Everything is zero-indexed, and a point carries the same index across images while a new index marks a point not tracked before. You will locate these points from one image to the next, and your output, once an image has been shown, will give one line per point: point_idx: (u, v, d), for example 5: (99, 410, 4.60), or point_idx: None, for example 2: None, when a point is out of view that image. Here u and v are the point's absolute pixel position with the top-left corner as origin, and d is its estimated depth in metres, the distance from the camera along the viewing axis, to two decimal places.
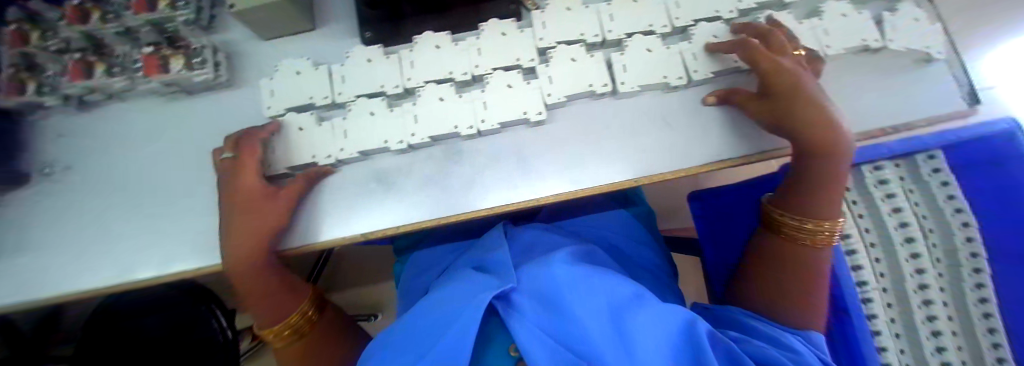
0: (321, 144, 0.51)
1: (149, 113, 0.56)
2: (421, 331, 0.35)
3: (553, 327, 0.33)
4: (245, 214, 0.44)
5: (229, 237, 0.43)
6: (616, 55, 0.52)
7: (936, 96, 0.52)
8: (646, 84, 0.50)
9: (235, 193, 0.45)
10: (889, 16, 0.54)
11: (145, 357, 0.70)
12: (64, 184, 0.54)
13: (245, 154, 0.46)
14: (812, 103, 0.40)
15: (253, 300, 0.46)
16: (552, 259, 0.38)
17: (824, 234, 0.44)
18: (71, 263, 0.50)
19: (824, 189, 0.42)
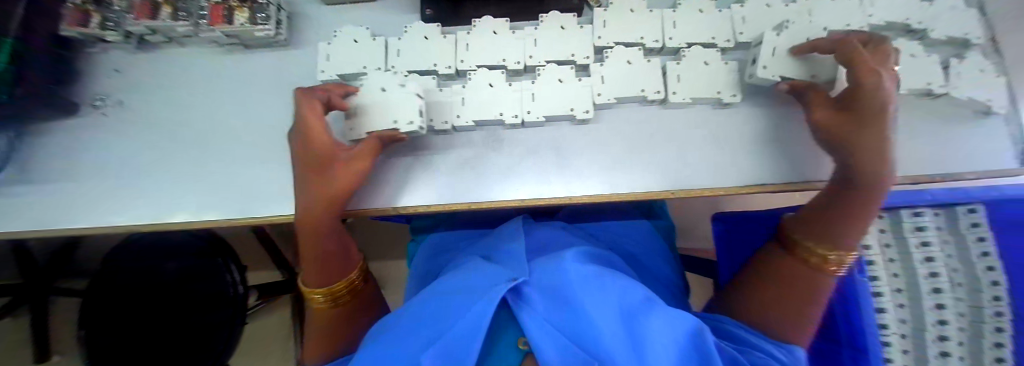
0: (404, 109, 0.47)
1: (203, 61, 0.57)
2: (429, 315, 0.35)
3: (560, 322, 0.33)
4: (323, 174, 0.42)
5: (304, 195, 0.43)
6: (672, 63, 0.52)
7: (995, 150, 0.50)
8: (700, 98, 0.50)
9: (311, 149, 0.42)
10: (956, 63, 0.52)
11: (156, 299, 0.71)
12: (112, 119, 0.55)
13: (307, 112, 0.42)
14: (881, 123, 0.36)
15: (310, 259, 0.45)
16: (564, 256, 0.39)
17: (835, 261, 0.40)
18: (109, 196, 0.51)
19: (853, 212, 0.38)
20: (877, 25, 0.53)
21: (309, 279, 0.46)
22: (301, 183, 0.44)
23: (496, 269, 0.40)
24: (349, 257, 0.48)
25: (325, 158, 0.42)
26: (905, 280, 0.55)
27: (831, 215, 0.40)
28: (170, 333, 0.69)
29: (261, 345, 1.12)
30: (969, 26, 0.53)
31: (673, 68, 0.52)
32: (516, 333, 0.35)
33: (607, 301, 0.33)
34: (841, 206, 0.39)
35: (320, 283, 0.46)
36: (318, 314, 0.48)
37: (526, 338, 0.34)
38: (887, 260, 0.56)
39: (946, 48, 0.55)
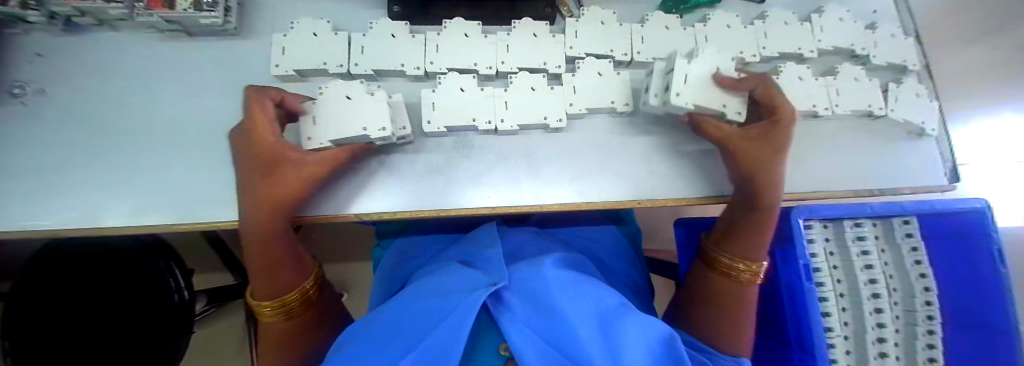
0: (372, 115, 0.44)
1: (145, 50, 0.52)
2: (406, 323, 0.33)
3: (540, 324, 0.31)
4: (271, 177, 0.39)
5: (247, 203, 0.39)
6: (683, 62, 0.46)
7: (926, 170, 0.55)
8: (701, 107, 0.47)
9: (256, 151, 0.39)
10: (895, 88, 0.56)
11: (82, 307, 0.64)
12: (33, 108, 0.49)
13: (254, 110, 0.39)
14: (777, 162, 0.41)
15: (257, 266, 0.41)
16: (544, 263, 0.38)
17: (747, 273, 0.44)
18: (27, 196, 0.46)
19: (763, 230, 0.43)
20: (825, 50, 0.56)
21: (257, 289, 0.42)
22: (245, 187, 0.39)
23: (475, 273, 0.39)
24: (303, 264, 0.44)
25: (274, 159, 0.39)
26: (847, 285, 0.53)
27: (739, 234, 0.44)
28: (106, 342, 0.63)
29: (211, 352, 1.04)
30: (906, 54, 0.58)
31: (682, 67, 0.47)
32: (497, 339, 0.34)
33: (584, 307, 0.33)
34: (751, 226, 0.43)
35: (275, 292, 0.41)
36: (269, 326, 0.43)
37: (506, 344, 0.33)
38: (831, 267, 0.54)
39: (887, 72, 0.59)
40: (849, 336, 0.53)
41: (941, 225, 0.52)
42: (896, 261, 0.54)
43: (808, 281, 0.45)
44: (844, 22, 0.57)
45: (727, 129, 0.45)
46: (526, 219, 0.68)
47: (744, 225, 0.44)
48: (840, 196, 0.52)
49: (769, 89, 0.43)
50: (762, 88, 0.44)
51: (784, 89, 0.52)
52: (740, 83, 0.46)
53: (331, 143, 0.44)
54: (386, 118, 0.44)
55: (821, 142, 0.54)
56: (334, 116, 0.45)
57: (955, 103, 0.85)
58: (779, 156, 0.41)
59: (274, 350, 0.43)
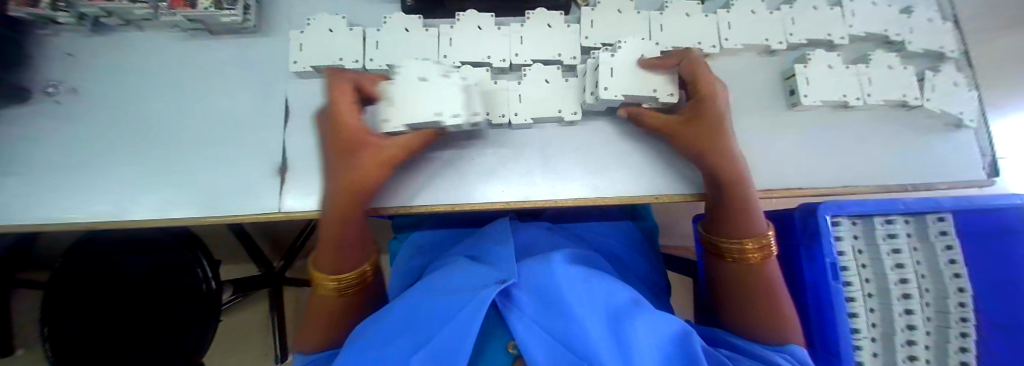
0: (447, 101, 0.42)
1: (168, 49, 0.53)
2: (417, 319, 0.33)
3: (550, 323, 0.31)
4: (352, 158, 0.40)
5: (333, 182, 0.41)
6: (606, 55, 0.46)
7: (962, 163, 0.52)
8: (632, 96, 0.45)
9: (341, 134, 0.41)
10: (931, 76, 0.53)
11: (116, 296, 0.67)
12: (66, 107, 0.51)
13: (339, 93, 0.41)
14: (715, 135, 0.41)
15: (325, 242, 0.41)
16: (552, 258, 0.38)
17: (748, 251, 0.41)
18: (65, 191, 0.48)
19: (738, 204, 0.41)
20: (856, 36, 0.53)
21: (319, 265, 0.42)
22: (331, 168, 0.42)
23: (484, 270, 0.39)
24: (367, 251, 0.44)
25: (357, 142, 0.40)
26: (875, 284, 0.51)
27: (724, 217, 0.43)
28: (138, 331, 0.66)
29: (238, 340, 1.09)
30: (944, 40, 0.55)
31: (608, 61, 0.46)
32: (506, 337, 0.34)
33: (594, 304, 0.33)
34: (726, 204, 0.43)
35: (337, 270, 0.41)
36: (317, 306, 0.42)
37: (515, 342, 0.33)
38: (859, 266, 0.51)
39: (923, 60, 0.56)
40: (876, 338, 0.51)
41: (979, 222, 0.50)
42: (929, 259, 0.51)
43: (836, 282, 0.44)
44: (876, 7, 0.54)
45: (662, 118, 0.45)
46: (539, 214, 0.68)
47: (718, 206, 0.43)
48: (869, 191, 0.50)
49: (693, 67, 0.43)
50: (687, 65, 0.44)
51: (813, 77, 0.49)
52: (663, 63, 0.45)
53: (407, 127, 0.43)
54: (459, 105, 0.42)
55: (850, 134, 0.51)
56: (409, 99, 0.42)
57: (996, 90, 0.80)
58: (715, 133, 0.41)
59: (318, 331, 0.42)
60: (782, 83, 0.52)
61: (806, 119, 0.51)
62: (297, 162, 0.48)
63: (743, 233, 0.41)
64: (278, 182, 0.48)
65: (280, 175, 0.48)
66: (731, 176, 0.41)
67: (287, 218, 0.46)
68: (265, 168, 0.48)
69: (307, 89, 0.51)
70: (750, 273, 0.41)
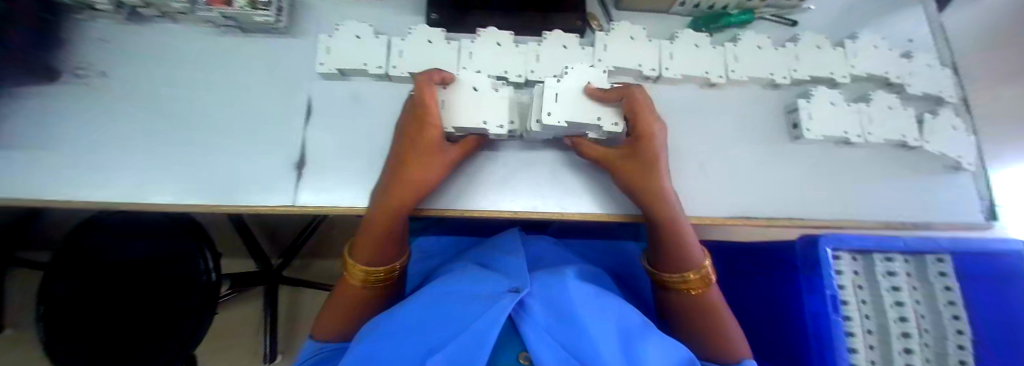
0: (494, 111, 0.47)
1: (200, 42, 0.56)
2: (434, 321, 0.35)
3: (562, 335, 0.33)
4: (420, 156, 0.43)
5: (394, 180, 0.43)
6: (552, 81, 0.47)
7: (960, 204, 0.54)
8: (575, 122, 0.46)
9: (420, 138, 0.43)
10: (930, 118, 0.55)
11: (116, 277, 0.68)
12: (95, 89, 0.53)
13: (424, 91, 0.42)
14: (650, 180, 0.43)
15: (370, 235, 0.44)
16: (566, 274, 0.40)
17: (689, 281, 0.43)
18: (87, 170, 0.50)
19: (676, 240, 0.43)
20: (859, 76, 0.55)
21: (359, 252, 0.44)
22: (393, 166, 0.44)
23: (497, 280, 0.40)
24: (404, 245, 0.47)
25: (430, 146, 0.43)
26: (876, 321, 0.51)
27: (662, 252, 0.44)
28: (132, 317, 0.66)
29: (227, 336, 1.07)
30: (943, 85, 0.57)
31: (554, 86, 0.48)
32: (517, 348, 0.35)
33: (606, 323, 0.34)
34: (663, 240, 0.44)
35: (374, 260, 0.44)
36: (344, 291, 0.46)
37: (526, 353, 0.34)
38: (859, 302, 0.51)
39: (922, 102, 0.58)
40: None
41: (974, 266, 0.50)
42: (928, 298, 0.51)
43: (835, 313, 0.44)
44: (878, 50, 0.56)
45: (605, 150, 0.46)
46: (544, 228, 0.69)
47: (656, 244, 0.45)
48: (868, 226, 0.51)
49: (632, 102, 0.43)
50: (624, 97, 0.44)
51: (816, 112, 0.51)
52: (603, 94, 0.46)
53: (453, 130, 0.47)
54: (505, 117, 0.47)
55: (851, 170, 0.53)
56: (463, 105, 0.47)
57: None
58: (649, 170, 0.43)
59: (338, 316, 0.45)
60: (785, 116, 0.54)
61: (808, 151, 0.53)
62: (314, 158, 0.50)
63: (685, 267, 0.43)
64: (294, 176, 0.49)
65: (297, 169, 0.49)
66: (663, 211, 0.43)
67: (300, 211, 0.47)
68: (283, 161, 0.50)
69: (330, 90, 0.53)
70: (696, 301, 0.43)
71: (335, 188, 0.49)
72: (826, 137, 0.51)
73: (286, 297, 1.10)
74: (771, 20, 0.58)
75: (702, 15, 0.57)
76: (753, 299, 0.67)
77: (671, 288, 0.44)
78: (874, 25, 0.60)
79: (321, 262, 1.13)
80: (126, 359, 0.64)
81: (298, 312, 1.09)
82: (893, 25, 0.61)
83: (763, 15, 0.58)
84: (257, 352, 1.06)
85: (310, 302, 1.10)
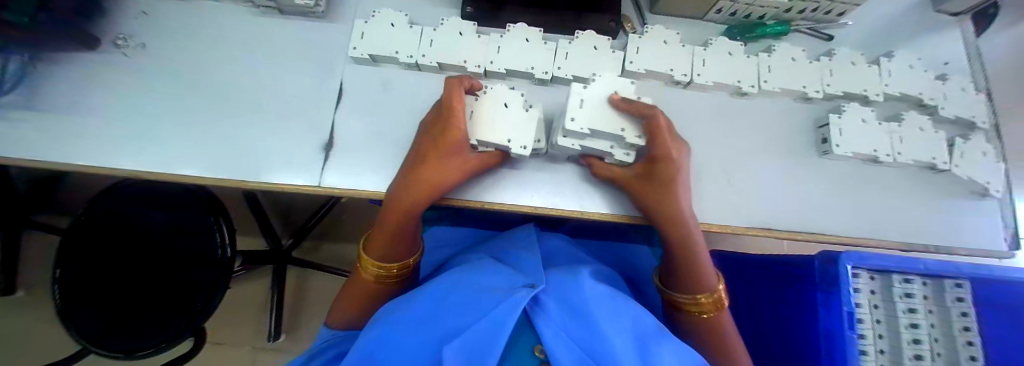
0: (519, 130, 0.46)
1: (237, 20, 0.57)
2: (453, 307, 0.36)
3: (577, 335, 0.33)
4: (440, 159, 0.42)
5: (410, 183, 0.43)
6: (578, 86, 0.45)
7: (984, 231, 0.53)
8: (599, 130, 0.43)
9: (438, 144, 0.42)
10: (962, 142, 0.54)
11: (136, 245, 0.70)
12: (133, 60, 0.54)
13: (453, 95, 0.41)
14: (666, 204, 0.42)
15: (384, 234, 0.44)
16: (580, 273, 0.40)
17: (701, 305, 0.43)
18: (121, 138, 0.51)
19: (688, 264, 0.43)
20: (891, 95, 0.55)
21: (373, 247, 0.45)
22: (410, 170, 0.43)
23: (512, 273, 0.41)
24: (417, 241, 0.48)
25: (450, 151, 0.43)
26: (888, 341, 0.49)
27: (673, 274, 0.45)
28: (150, 286, 0.68)
29: (232, 313, 1.09)
30: (976, 110, 0.56)
31: (579, 91, 0.45)
32: (532, 340, 0.36)
33: (620, 324, 0.34)
34: (675, 263, 0.44)
35: (386, 256, 0.45)
36: (355, 285, 0.47)
37: (542, 347, 0.35)
38: (874, 321, 0.49)
39: (953, 126, 0.58)
40: None
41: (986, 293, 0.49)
42: (942, 323, 0.48)
43: (851, 331, 0.44)
44: (913, 70, 0.56)
45: (620, 172, 0.45)
46: (557, 225, 0.69)
47: (669, 266, 0.45)
48: (891, 247, 0.51)
49: (652, 125, 0.41)
50: (648, 119, 0.41)
51: (846, 129, 0.50)
52: (629, 109, 0.43)
53: (478, 142, 0.46)
54: (529, 137, 0.46)
55: (875, 190, 0.52)
56: (488, 122, 0.46)
57: None
58: (666, 194, 0.42)
59: (353, 307, 0.47)
60: (816, 131, 0.54)
61: (835, 167, 0.52)
62: (342, 141, 0.50)
63: (696, 289, 0.43)
64: (321, 158, 0.50)
65: (324, 152, 0.50)
66: (675, 234, 0.42)
67: (325, 192, 0.48)
68: (311, 142, 0.50)
69: (361, 75, 0.53)
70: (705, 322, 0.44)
71: (360, 172, 0.49)
72: (856, 154, 0.50)
73: (294, 278, 1.11)
74: (807, 33, 0.57)
75: (737, 24, 0.56)
76: (766, 310, 0.68)
77: (681, 309, 0.45)
78: (910, 46, 0.59)
79: (330, 246, 1.14)
80: (136, 323, 0.65)
81: (305, 293, 1.11)
82: (929, 46, 0.60)
83: (800, 28, 0.57)
84: (259, 333, 1.08)
85: (318, 284, 1.12)
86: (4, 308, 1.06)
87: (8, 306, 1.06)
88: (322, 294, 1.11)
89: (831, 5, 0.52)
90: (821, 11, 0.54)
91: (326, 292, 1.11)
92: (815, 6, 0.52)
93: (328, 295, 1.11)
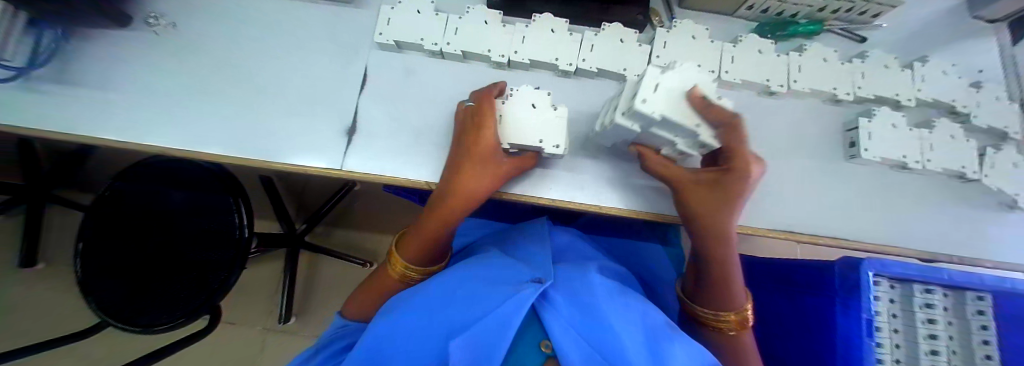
0: (549, 130, 0.45)
1: (264, 2, 0.57)
2: (461, 299, 0.36)
3: (585, 329, 0.34)
4: (477, 166, 0.42)
5: (450, 185, 0.43)
6: (653, 68, 0.35)
7: (1009, 244, 0.52)
8: (673, 121, 0.35)
9: (474, 149, 0.42)
10: (993, 152, 0.53)
11: (156, 222, 0.72)
12: (161, 37, 0.55)
13: (487, 107, 0.42)
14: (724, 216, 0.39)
15: (419, 236, 0.44)
16: (588, 272, 0.41)
17: (727, 323, 0.42)
18: (148, 114, 0.52)
19: (724, 281, 0.42)
20: (924, 100, 0.53)
21: (406, 248, 0.45)
22: (449, 172, 0.43)
23: (519, 268, 0.41)
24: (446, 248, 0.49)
25: (485, 157, 0.42)
26: (904, 351, 0.46)
27: (705, 286, 0.43)
28: (166, 263, 0.69)
29: (246, 294, 1.11)
30: (1009, 120, 0.54)
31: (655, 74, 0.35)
32: (539, 335, 0.36)
33: (631, 320, 0.35)
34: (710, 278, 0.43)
35: (418, 259, 0.45)
36: (372, 283, 0.48)
37: (549, 342, 0.35)
38: (890, 330, 0.47)
39: (984, 136, 0.56)
40: None
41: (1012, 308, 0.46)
42: (960, 336, 0.46)
43: (868, 338, 0.43)
44: (947, 76, 0.54)
45: (677, 171, 0.42)
46: (573, 219, 0.68)
47: (701, 278, 0.44)
48: (914, 255, 0.50)
49: (730, 133, 0.37)
50: (730, 127, 0.36)
51: (875, 133, 0.50)
52: (710, 110, 0.35)
53: (509, 146, 0.45)
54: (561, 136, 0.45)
55: (899, 197, 0.52)
56: (517, 124, 0.45)
57: None
58: (723, 207, 0.39)
59: (366, 303, 0.47)
60: (843, 134, 0.53)
61: (860, 172, 0.52)
62: (365, 126, 0.50)
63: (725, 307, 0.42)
64: (344, 142, 0.50)
65: (347, 135, 0.50)
66: (717, 251, 0.41)
67: (348, 176, 0.48)
68: (334, 126, 0.51)
69: (385, 61, 0.53)
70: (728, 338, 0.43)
71: (382, 158, 0.49)
72: (884, 159, 0.50)
73: (306, 262, 1.13)
74: (839, 34, 0.56)
75: (768, 22, 0.55)
76: (780, 314, 0.67)
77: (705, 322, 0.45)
78: (945, 51, 0.58)
79: (341, 232, 1.15)
80: (151, 298, 0.66)
81: (316, 277, 1.12)
82: (964, 53, 0.58)
83: (832, 28, 0.56)
84: (271, 314, 1.10)
85: (328, 269, 1.13)
86: (24, 280, 1.08)
87: (29, 277, 1.09)
88: (332, 279, 1.13)
89: (866, 6, 0.51)
90: (856, 11, 0.53)
91: (336, 277, 1.13)
92: (850, 6, 0.51)
93: (338, 280, 1.12)
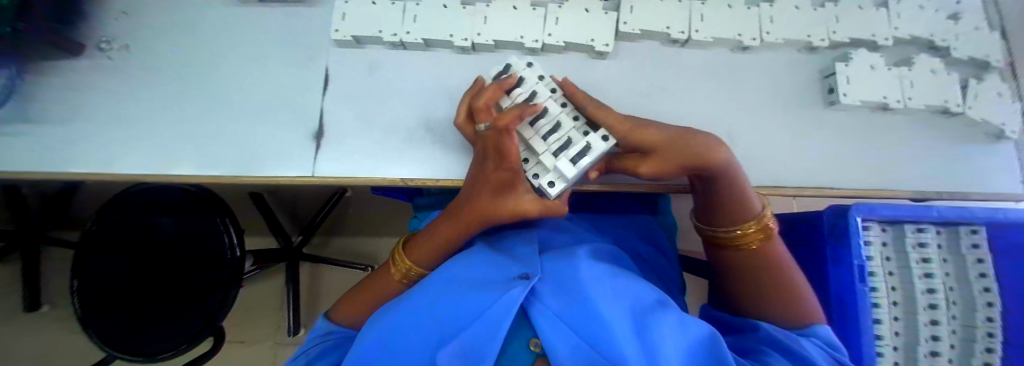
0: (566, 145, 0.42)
1: (217, 13, 0.55)
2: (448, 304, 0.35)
3: (575, 322, 0.32)
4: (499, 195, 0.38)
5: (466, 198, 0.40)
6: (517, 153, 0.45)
7: (997, 174, 0.51)
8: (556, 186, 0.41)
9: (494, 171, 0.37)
10: (976, 83, 0.52)
11: (147, 251, 0.71)
12: (115, 61, 0.53)
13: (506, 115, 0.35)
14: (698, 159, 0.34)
15: (429, 238, 0.43)
16: (577, 255, 0.40)
17: (748, 235, 0.37)
18: (111, 142, 0.50)
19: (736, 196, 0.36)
20: (901, 38, 0.52)
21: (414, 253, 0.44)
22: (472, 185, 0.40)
23: (508, 265, 0.40)
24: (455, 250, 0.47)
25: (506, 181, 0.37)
26: (901, 292, 0.46)
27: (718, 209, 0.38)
28: (163, 291, 0.69)
29: (251, 311, 1.11)
30: (990, 49, 0.53)
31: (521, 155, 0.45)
32: (529, 333, 0.35)
33: (619, 303, 0.34)
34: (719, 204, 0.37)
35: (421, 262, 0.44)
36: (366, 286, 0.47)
37: (538, 340, 0.33)
38: (886, 274, 0.46)
39: (968, 68, 0.55)
40: (898, 347, 0.45)
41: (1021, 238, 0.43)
42: (957, 272, 0.45)
43: (862, 284, 0.42)
44: (924, 10, 0.53)
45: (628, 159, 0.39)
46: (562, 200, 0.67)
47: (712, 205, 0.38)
48: (905, 196, 0.49)
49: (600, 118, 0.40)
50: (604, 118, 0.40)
51: (853, 76, 0.49)
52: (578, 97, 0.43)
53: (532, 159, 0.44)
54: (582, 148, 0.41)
55: (882, 139, 0.51)
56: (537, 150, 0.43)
57: None
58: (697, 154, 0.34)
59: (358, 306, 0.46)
60: (822, 81, 0.52)
61: (842, 119, 0.51)
62: (334, 128, 0.49)
63: (739, 221, 0.37)
64: (313, 146, 0.49)
65: (315, 140, 0.49)
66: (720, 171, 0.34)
67: (321, 181, 0.47)
68: (302, 132, 0.49)
69: (347, 59, 0.52)
70: (755, 259, 0.38)
71: (358, 159, 0.48)
72: (863, 103, 0.49)
73: (308, 272, 1.13)
74: None
75: None
76: None
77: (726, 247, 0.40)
78: None
79: (337, 240, 1.15)
80: (148, 327, 0.65)
81: (319, 288, 1.12)
82: None
83: None
84: (280, 328, 1.10)
85: (331, 278, 1.13)
86: (28, 323, 1.08)
87: (33, 318, 1.09)
88: (335, 287, 1.12)
89: None
90: None
91: (338, 286, 1.12)
92: None
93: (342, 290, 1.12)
